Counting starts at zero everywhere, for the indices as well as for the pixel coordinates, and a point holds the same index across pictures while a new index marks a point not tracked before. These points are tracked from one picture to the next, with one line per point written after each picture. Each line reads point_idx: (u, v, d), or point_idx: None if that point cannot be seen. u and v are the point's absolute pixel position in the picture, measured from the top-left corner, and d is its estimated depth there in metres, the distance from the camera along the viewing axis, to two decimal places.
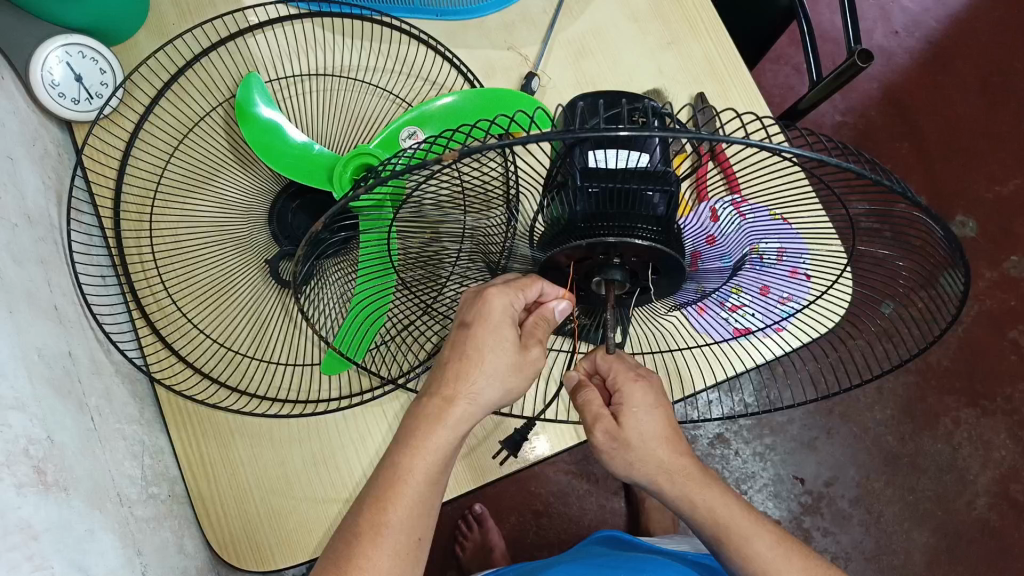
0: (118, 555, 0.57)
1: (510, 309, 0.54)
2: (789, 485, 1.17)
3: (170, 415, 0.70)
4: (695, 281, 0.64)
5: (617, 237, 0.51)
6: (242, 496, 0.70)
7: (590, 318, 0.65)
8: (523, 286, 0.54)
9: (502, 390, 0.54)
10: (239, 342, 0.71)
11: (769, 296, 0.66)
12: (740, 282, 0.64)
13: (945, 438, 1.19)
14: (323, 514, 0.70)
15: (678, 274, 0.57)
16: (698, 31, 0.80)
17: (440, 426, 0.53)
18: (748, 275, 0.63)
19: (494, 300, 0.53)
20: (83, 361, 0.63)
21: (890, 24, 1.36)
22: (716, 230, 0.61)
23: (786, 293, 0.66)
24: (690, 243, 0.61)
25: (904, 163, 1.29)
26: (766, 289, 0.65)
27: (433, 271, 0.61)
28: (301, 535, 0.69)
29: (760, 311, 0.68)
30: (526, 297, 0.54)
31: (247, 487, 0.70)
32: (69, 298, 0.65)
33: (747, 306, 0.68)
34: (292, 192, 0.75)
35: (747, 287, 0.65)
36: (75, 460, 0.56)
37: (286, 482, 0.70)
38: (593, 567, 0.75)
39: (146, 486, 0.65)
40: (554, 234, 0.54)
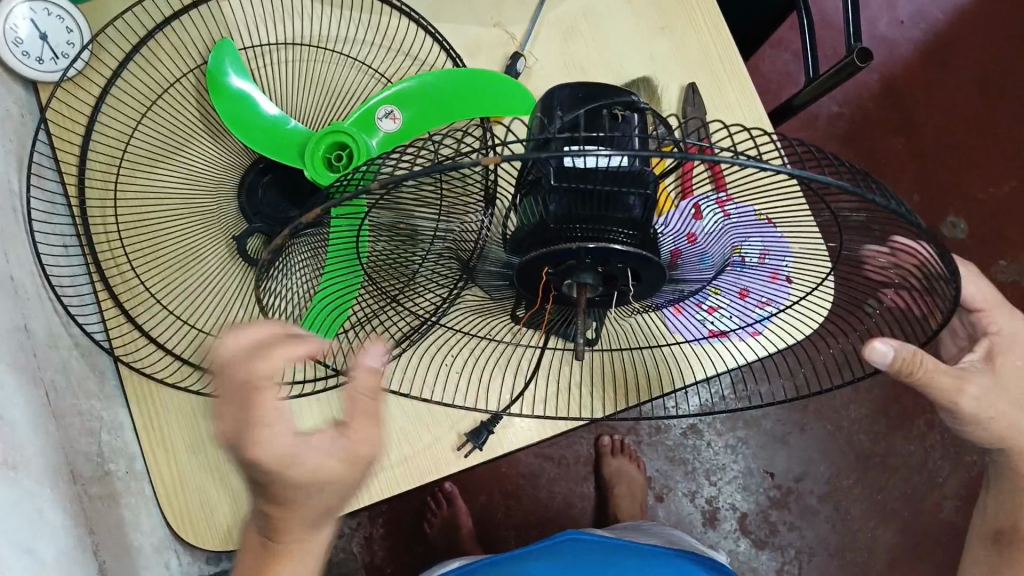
0: (69, 536, 0.56)
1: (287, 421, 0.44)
2: (758, 479, 1.18)
3: (133, 393, 0.68)
4: (674, 281, 0.62)
5: (594, 241, 0.50)
6: (233, 480, 0.69)
7: (562, 314, 0.64)
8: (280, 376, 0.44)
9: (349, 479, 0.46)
10: (204, 320, 0.70)
11: (747, 299, 0.64)
12: (719, 284, 0.63)
13: (918, 440, 1.19)
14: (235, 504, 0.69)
15: (656, 280, 0.56)
16: (694, 16, 0.77)
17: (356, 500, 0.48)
18: (728, 278, 0.62)
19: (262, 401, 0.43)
20: (40, 334, 0.62)
21: (895, 12, 1.31)
22: (698, 229, 0.58)
23: (765, 298, 0.64)
24: (670, 242, 0.59)
25: (899, 160, 1.27)
26: (744, 292, 0.64)
27: (401, 263, 0.60)
28: (212, 524, 0.68)
29: (736, 313, 0.67)
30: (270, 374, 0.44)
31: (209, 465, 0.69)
32: (27, 269, 0.63)
33: (726, 309, 0.67)
34: (262, 167, 0.72)
35: (726, 289, 0.64)
36: (28, 438, 0.55)
37: (208, 470, 0.69)
38: None
39: (102, 462, 0.64)
40: (523, 235, 0.53)
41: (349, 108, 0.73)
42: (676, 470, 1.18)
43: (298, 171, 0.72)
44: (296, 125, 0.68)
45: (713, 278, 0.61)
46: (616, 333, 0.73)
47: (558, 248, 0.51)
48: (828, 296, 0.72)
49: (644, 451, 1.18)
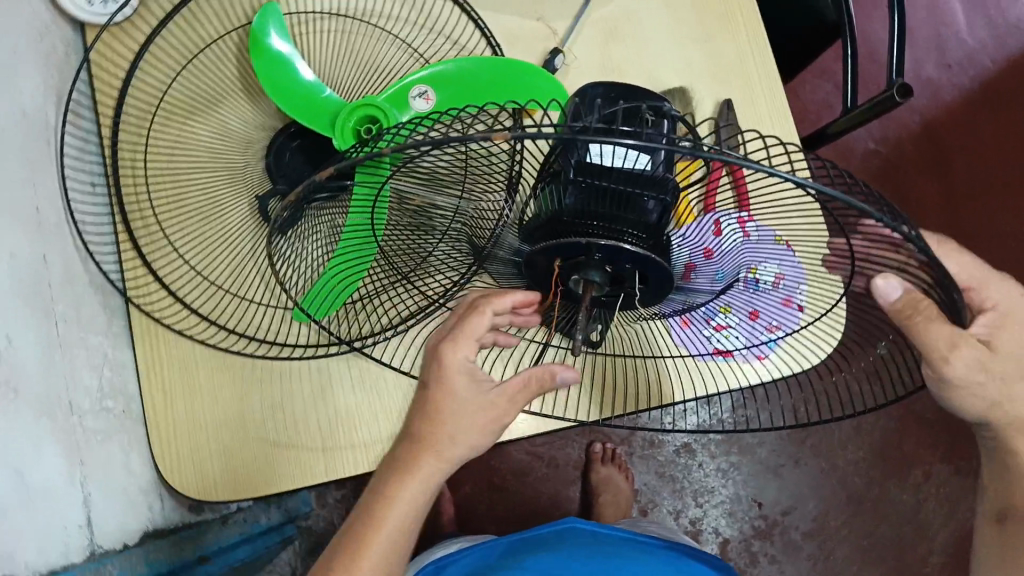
0: (59, 465, 0.57)
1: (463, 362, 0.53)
2: (746, 506, 1.18)
3: (139, 337, 0.69)
4: (684, 293, 0.62)
5: (605, 239, 0.50)
6: (369, 405, 0.71)
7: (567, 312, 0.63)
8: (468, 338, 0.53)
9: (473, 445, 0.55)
10: (218, 273, 0.71)
11: (757, 321, 0.65)
12: (730, 301, 0.63)
13: (912, 489, 1.18)
14: (377, 423, 0.71)
15: (664, 285, 0.55)
16: (738, 33, 0.77)
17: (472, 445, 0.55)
18: (739, 296, 0.62)
19: (448, 356, 0.52)
20: (57, 267, 0.63)
21: (944, 56, 1.30)
22: (715, 244, 0.57)
23: (775, 323, 0.65)
24: (686, 254, 0.58)
25: (928, 205, 1.26)
26: (755, 314, 0.64)
27: (416, 241, 0.60)
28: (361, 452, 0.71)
29: (744, 335, 0.68)
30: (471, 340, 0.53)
31: (275, 425, 0.70)
32: (54, 202, 0.64)
33: (736, 327, 0.67)
34: (292, 132, 0.73)
35: (736, 308, 0.64)
36: (31, 365, 0.56)
37: (325, 409, 0.71)
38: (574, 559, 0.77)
39: (100, 398, 0.65)
40: (535, 226, 0.53)
41: (385, 83, 0.74)
42: (664, 487, 1.18)
43: (326, 139, 0.72)
44: (331, 95, 0.69)
45: (724, 292, 0.61)
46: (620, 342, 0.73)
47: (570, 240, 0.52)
48: (836, 328, 0.72)
49: (635, 464, 1.18)
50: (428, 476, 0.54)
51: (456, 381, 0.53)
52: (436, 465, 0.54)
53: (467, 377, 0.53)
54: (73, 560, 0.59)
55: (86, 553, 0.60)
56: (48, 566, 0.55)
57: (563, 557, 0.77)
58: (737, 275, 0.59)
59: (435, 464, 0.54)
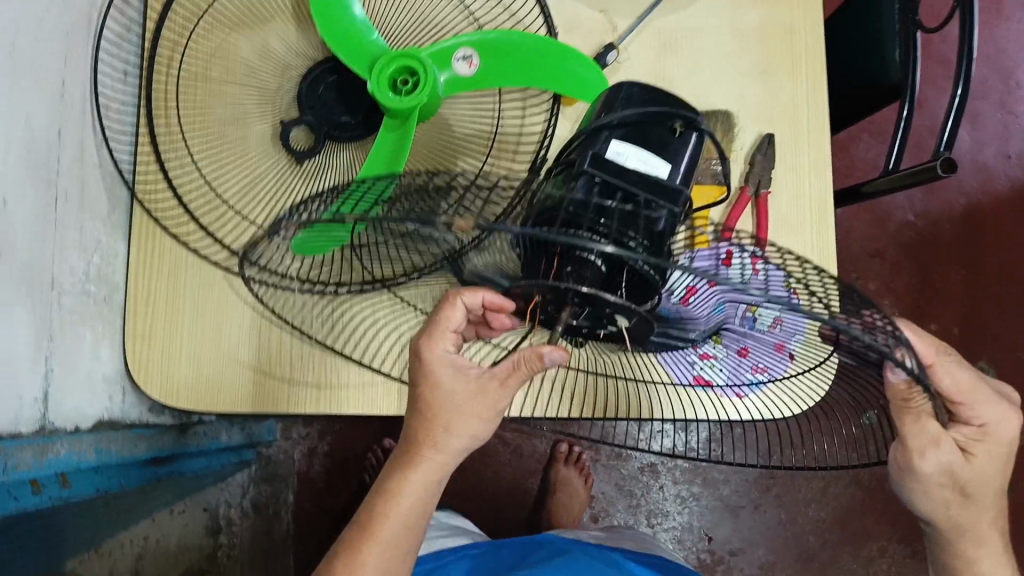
0: (28, 336, 0.58)
1: (443, 352, 0.58)
2: (695, 537, 1.17)
3: (135, 231, 0.69)
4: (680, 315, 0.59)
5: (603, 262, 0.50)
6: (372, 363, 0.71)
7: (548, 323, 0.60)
8: (443, 324, 0.58)
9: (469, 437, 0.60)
10: (229, 192, 0.70)
11: (744, 359, 0.64)
12: (722, 337, 0.62)
13: (864, 561, 1.17)
14: (371, 379, 0.71)
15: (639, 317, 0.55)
16: (797, 72, 0.75)
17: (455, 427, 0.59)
18: (732, 333, 0.60)
19: (427, 356, 0.58)
20: (71, 144, 0.63)
21: (1006, 145, 1.26)
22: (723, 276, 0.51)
23: (761, 365, 0.64)
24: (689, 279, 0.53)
25: (954, 288, 1.23)
26: (744, 352, 0.63)
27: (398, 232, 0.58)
28: (353, 400, 0.71)
29: (727, 369, 0.67)
30: (449, 326, 0.58)
31: (264, 358, 0.71)
32: (81, 78, 0.64)
33: (719, 362, 0.66)
34: (330, 66, 0.72)
35: (727, 343, 0.63)
36: (25, 234, 0.57)
37: (321, 357, 0.71)
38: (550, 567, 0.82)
39: (84, 282, 0.65)
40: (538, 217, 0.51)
41: (432, 39, 0.73)
42: (621, 500, 1.18)
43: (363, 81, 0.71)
44: (377, 37, 0.68)
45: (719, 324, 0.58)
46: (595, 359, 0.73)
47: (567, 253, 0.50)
48: (819, 387, 0.69)
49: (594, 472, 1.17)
50: (429, 474, 0.61)
51: (442, 374, 0.58)
52: (435, 456, 0.60)
53: (450, 370, 0.58)
54: (20, 429, 0.59)
55: (36, 424, 0.61)
56: None
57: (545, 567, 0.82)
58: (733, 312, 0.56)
59: (436, 456, 0.60)
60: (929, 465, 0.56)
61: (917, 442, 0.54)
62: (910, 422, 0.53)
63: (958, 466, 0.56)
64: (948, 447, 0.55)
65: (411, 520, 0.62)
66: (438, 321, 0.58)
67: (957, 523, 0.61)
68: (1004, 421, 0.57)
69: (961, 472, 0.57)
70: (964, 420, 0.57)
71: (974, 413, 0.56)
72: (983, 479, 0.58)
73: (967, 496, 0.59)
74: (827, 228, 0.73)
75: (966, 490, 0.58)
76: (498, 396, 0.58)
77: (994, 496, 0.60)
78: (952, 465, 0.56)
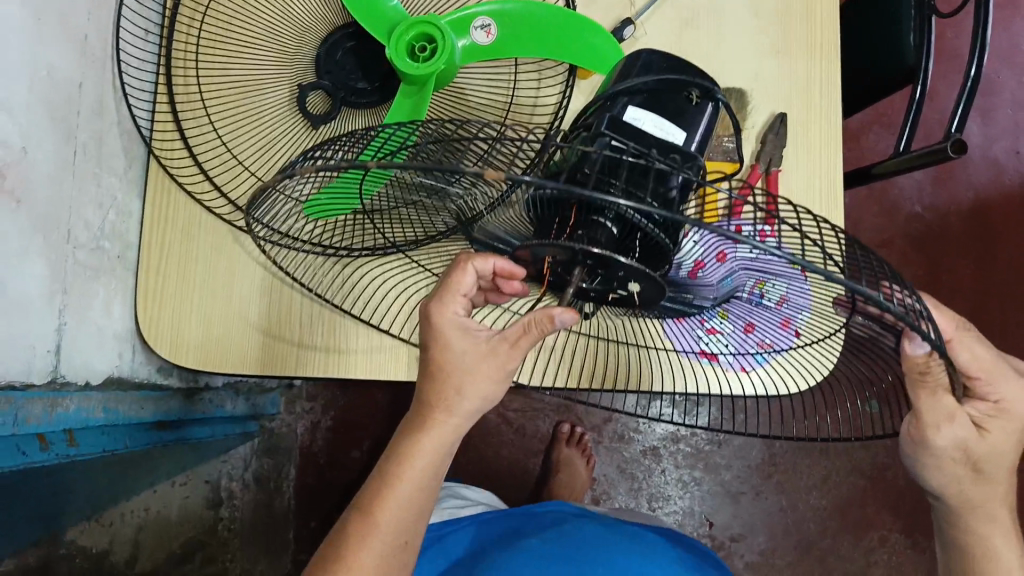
0: (42, 283, 0.58)
1: (454, 316, 0.58)
2: (697, 522, 1.20)
3: (150, 187, 0.70)
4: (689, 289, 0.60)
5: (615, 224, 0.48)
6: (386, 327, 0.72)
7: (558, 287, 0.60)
8: (455, 286, 0.57)
9: (481, 400, 0.58)
10: (245, 152, 0.71)
11: (749, 335, 0.65)
12: (729, 310, 0.62)
13: (863, 550, 1.18)
14: (380, 345, 0.72)
15: (648, 285, 0.54)
16: (814, 51, 0.75)
17: (466, 395, 0.58)
18: (739, 308, 0.61)
19: (437, 318, 0.58)
20: (90, 97, 0.63)
21: (1016, 142, 1.26)
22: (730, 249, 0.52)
23: (766, 340, 0.66)
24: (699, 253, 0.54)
25: (960, 282, 1.23)
26: (749, 328, 0.64)
27: (413, 191, 0.59)
28: (363, 365, 0.72)
29: (733, 343, 0.68)
30: (461, 288, 0.58)
31: (274, 320, 0.71)
32: (103, 33, 0.65)
33: (727, 334, 0.67)
34: (350, 31, 0.72)
35: (733, 319, 0.64)
36: (43, 183, 0.58)
37: (332, 320, 0.72)
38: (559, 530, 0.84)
39: (99, 237, 0.65)
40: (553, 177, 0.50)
41: (451, 7, 0.73)
42: (622, 483, 1.20)
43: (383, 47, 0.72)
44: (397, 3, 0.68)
45: (726, 298, 0.59)
46: (606, 324, 0.74)
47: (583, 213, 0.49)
48: (828, 359, 0.71)
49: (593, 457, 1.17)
50: (441, 438, 0.59)
51: (452, 336, 0.58)
52: (448, 419, 0.59)
53: (459, 332, 0.58)
54: (32, 380, 0.59)
55: (48, 377, 0.60)
56: (7, 378, 0.55)
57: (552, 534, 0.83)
58: (742, 286, 0.57)
59: (447, 418, 0.59)
60: (944, 438, 0.55)
61: (933, 414, 0.53)
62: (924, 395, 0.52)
63: (971, 441, 0.55)
64: (961, 423, 0.54)
65: (424, 482, 0.61)
66: (450, 285, 0.57)
67: (968, 499, 0.59)
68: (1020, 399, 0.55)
69: (975, 447, 0.56)
70: (979, 396, 0.56)
71: (992, 388, 0.55)
72: (997, 455, 0.56)
73: (981, 472, 0.58)
74: (837, 204, 0.73)
75: (979, 466, 0.57)
76: (508, 357, 0.57)
77: (1006, 473, 0.58)
78: (966, 440, 0.55)
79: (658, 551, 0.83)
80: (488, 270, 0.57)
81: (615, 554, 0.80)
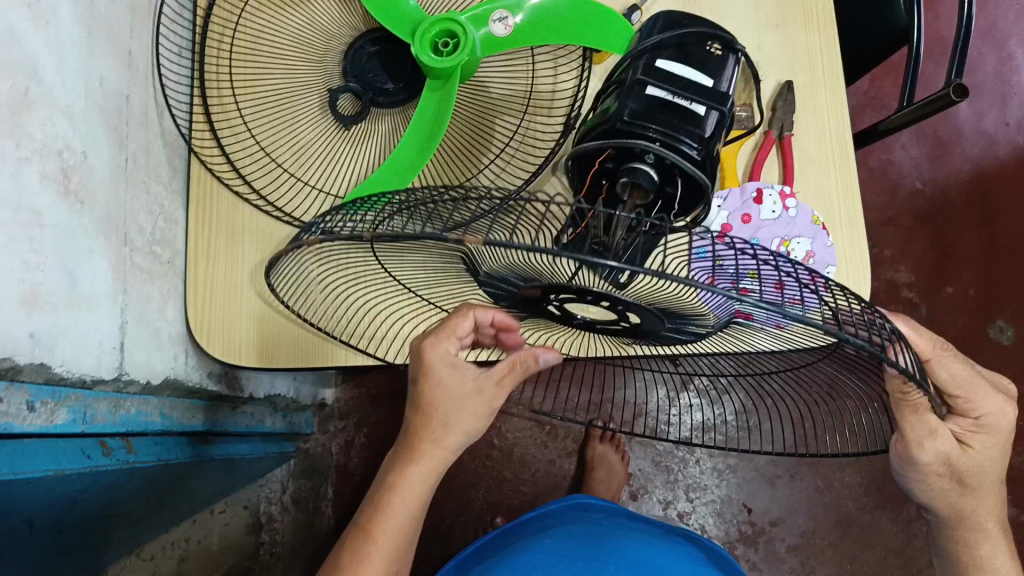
0: (107, 282, 0.60)
1: (447, 355, 0.58)
2: (735, 510, 1.23)
3: (193, 193, 0.73)
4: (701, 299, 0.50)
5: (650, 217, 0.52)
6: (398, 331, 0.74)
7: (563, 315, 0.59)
8: (452, 330, 0.56)
9: (467, 434, 0.62)
10: (281, 154, 0.74)
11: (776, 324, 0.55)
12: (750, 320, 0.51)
13: (903, 524, 1.21)
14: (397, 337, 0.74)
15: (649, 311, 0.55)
16: (812, 21, 0.78)
17: (451, 431, 0.61)
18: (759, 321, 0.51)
19: (429, 356, 0.57)
20: (137, 110, 0.67)
21: (1004, 113, 1.31)
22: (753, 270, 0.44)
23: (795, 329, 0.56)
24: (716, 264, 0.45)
25: (969, 254, 1.26)
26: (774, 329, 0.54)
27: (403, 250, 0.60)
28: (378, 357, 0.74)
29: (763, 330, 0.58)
30: (456, 335, 0.57)
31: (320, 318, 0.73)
32: (144, 51, 0.69)
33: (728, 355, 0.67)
34: (375, 37, 0.76)
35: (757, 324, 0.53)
36: (102, 185, 0.60)
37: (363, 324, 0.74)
38: (570, 535, 0.89)
39: (151, 241, 0.68)
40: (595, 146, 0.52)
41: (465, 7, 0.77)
42: (658, 475, 1.24)
43: (405, 51, 0.75)
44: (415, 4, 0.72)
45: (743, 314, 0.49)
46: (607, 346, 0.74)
47: (614, 174, 0.53)
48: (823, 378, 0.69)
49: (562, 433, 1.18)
50: (430, 466, 0.62)
51: (442, 372, 0.58)
52: (435, 450, 0.62)
53: (449, 368, 0.58)
54: (101, 376, 0.60)
55: (114, 374, 0.62)
56: (77, 372, 0.57)
57: (564, 540, 0.88)
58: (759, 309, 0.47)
59: (436, 449, 0.62)
60: (928, 455, 0.58)
61: (915, 432, 0.56)
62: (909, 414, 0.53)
63: (955, 457, 0.59)
64: (943, 439, 0.57)
65: (416, 508, 0.64)
66: (448, 326, 0.56)
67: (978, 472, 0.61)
68: (1002, 414, 0.59)
69: (959, 463, 0.60)
70: (961, 413, 0.60)
71: (972, 406, 0.59)
72: (979, 468, 0.61)
73: (965, 484, 0.62)
74: (848, 160, 0.76)
75: (963, 480, 0.62)
76: (495, 395, 0.60)
77: (991, 484, 0.63)
78: (950, 455, 0.59)
79: (665, 546, 0.89)
80: (488, 321, 0.56)
81: (627, 548, 0.86)
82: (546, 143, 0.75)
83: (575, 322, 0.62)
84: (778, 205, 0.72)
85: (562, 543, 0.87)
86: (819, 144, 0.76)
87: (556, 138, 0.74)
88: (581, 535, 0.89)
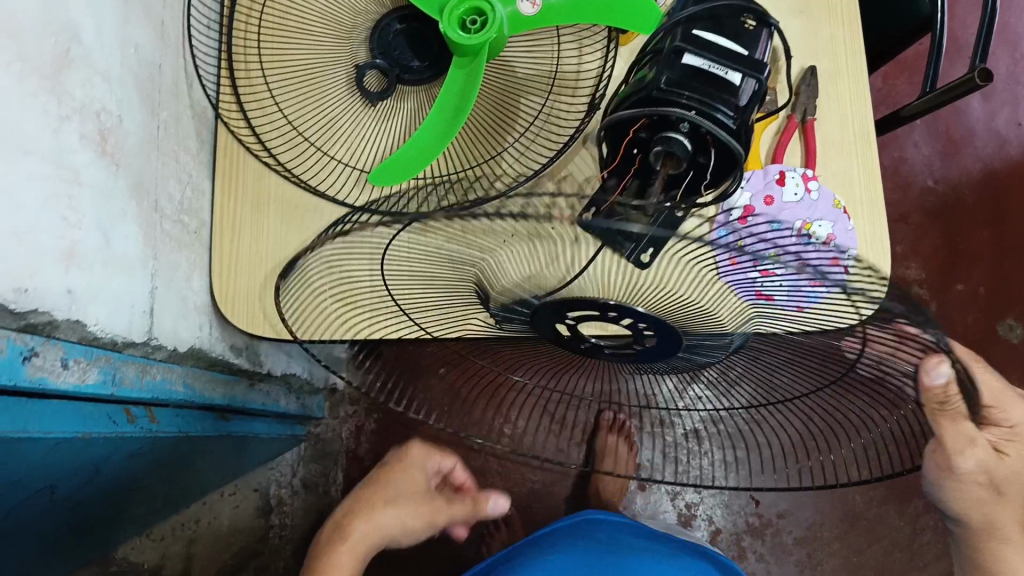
0: (138, 246, 0.61)
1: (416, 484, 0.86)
2: (743, 501, 1.23)
3: (219, 165, 0.74)
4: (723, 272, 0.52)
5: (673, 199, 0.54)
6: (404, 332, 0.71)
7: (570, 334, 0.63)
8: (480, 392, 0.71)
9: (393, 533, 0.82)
10: (307, 129, 0.75)
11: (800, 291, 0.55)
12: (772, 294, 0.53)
13: (910, 518, 1.22)
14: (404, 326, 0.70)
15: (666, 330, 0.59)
16: (836, 8, 0.79)
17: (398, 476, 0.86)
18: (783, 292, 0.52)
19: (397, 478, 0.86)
20: (168, 80, 0.67)
21: (1017, 113, 1.32)
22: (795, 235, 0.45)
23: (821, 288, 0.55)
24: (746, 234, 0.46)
25: (979, 252, 1.27)
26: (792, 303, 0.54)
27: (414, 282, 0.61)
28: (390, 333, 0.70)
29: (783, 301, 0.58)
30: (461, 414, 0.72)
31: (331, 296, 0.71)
32: (176, 21, 0.69)
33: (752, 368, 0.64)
34: (402, 14, 0.76)
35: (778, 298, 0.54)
36: (135, 150, 0.61)
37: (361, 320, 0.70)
38: (590, 554, 0.86)
39: (180, 211, 0.68)
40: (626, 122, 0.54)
41: None
42: None
43: (431, 29, 0.75)
44: None
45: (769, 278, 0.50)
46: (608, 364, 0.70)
47: (646, 143, 0.54)
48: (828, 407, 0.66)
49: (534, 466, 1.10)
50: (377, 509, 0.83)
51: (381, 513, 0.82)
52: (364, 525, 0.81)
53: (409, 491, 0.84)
54: (132, 339, 0.61)
55: (144, 338, 0.62)
56: (110, 334, 0.58)
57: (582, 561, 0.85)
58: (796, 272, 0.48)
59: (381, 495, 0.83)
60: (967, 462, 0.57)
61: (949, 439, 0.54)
62: (947, 423, 0.53)
63: (994, 464, 0.59)
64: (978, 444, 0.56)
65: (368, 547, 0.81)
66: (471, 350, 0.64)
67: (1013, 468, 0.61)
68: None
69: (998, 470, 0.60)
70: (997, 423, 0.59)
71: (1005, 415, 0.59)
72: (1017, 474, 0.61)
73: (994, 486, 0.62)
74: (870, 146, 0.76)
75: (1002, 488, 0.62)
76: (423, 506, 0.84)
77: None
78: (983, 460, 0.58)
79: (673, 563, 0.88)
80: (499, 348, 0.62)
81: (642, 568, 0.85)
82: (570, 124, 0.75)
83: (582, 347, 0.65)
84: (801, 187, 0.73)
85: (579, 564, 0.85)
86: (840, 131, 0.77)
87: (580, 118, 0.74)
88: (598, 555, 0.86)
